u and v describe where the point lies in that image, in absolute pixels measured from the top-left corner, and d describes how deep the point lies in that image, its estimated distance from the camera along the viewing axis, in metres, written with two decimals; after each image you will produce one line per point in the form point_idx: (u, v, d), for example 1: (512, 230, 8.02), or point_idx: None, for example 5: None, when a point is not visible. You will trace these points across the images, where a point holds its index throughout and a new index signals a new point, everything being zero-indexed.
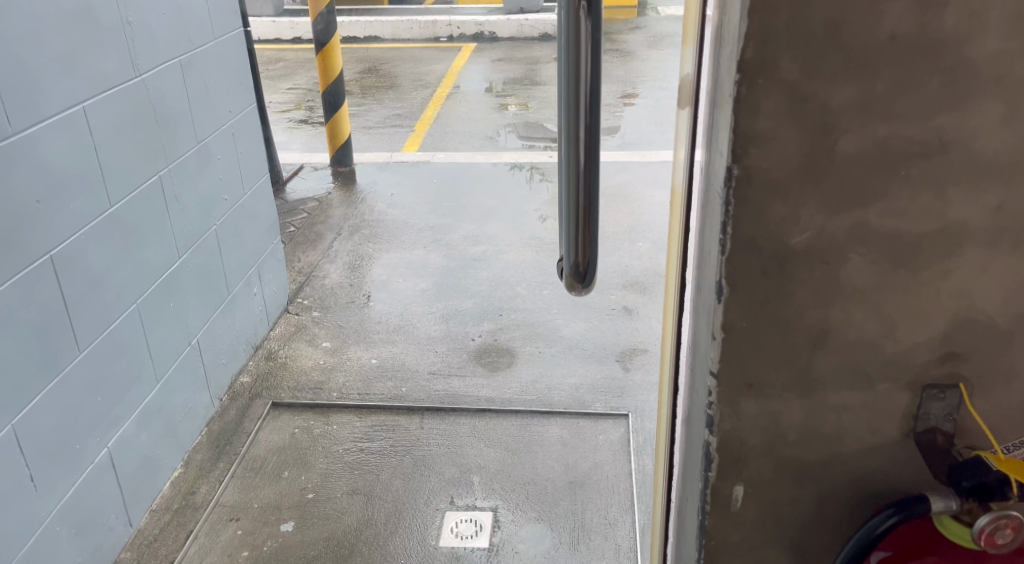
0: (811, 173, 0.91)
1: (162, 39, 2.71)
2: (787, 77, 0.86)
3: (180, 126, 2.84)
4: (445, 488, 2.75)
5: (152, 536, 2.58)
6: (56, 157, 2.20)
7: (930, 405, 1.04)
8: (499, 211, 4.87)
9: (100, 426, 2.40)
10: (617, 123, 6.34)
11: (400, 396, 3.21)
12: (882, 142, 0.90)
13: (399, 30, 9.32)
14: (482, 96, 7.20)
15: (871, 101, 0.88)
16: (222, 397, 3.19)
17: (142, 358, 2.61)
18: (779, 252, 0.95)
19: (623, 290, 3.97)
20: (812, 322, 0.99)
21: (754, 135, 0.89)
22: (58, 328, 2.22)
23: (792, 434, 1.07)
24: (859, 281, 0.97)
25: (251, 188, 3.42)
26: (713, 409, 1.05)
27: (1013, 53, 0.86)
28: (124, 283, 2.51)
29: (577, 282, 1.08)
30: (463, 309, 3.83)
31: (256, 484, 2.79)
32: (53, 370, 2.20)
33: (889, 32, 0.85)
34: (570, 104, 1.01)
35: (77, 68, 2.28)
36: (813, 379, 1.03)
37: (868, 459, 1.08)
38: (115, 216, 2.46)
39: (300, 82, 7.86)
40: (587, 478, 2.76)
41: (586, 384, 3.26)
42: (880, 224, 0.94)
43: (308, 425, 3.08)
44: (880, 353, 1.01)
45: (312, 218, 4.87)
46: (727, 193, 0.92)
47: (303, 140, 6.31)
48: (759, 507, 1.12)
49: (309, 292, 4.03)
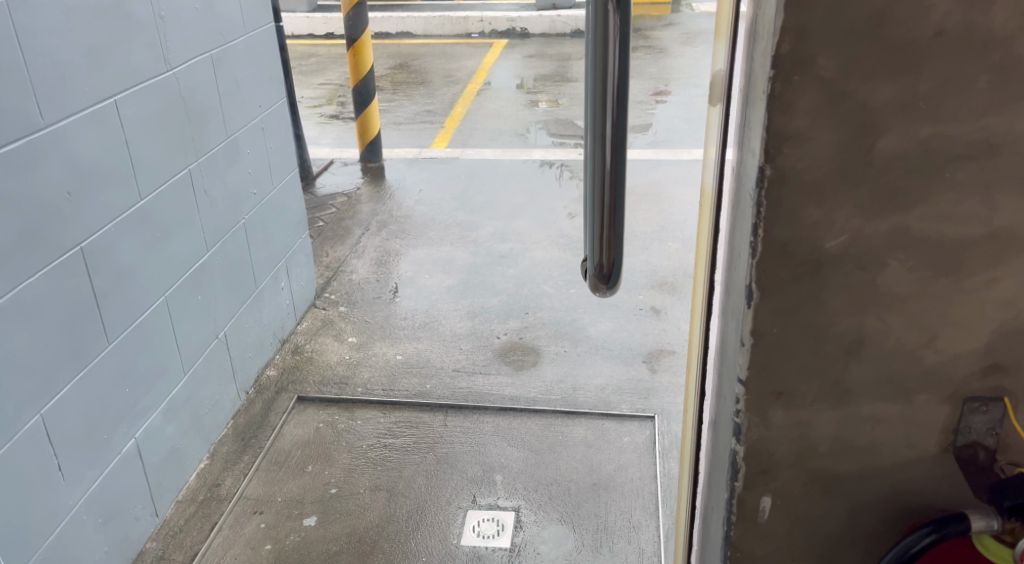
0: (848, 175, 0.87)
1: (194, 33, 2.72)
2: (824, 74, 0.83)
3: (210, 120, 2.85)
4: (468, 487, 2.73)
5: (177, 527, 2.60)
6: (88, 151, 2.21)
7: (972, 418, 1.00)
8: (527, 208, 4.85)
9: (127, 418, 2.42)
10: (648, 120, 6.28)
11: (424, 393, 3.20)
12: (925, 144, 0.86)
13: (431, 26, 9.32)
14: (513, 92, 7.17)
15: (914, 100, 0.84)
16: (248, 390, 3.21)
17: (169, 350, 2.62)
18: (812, 257, 0.91)
19: (652, 289, 3.93)
20: (846, 330, 0.96)
21: (788, 135, 0.85)
22: (87, 320, 2.23)
23: (823, 446, 1.03)
24: (897, 289, 0.93)
25: (280, 182, 3.43)
26: (741, 417, 1.01)
27: None
28: (152, 276, 2.52)
29: (602, 284, 1.06)
30: (489, 307, 3.81)
31: (280, 478, 2.80)
32: (81, 361, 2.22)
33: (935, 27, 0.81)
34: (596, 100, 0.98)
35: (109, 61, 2.29)
36: (846, 389, 0.99)
37: (903, 473, 1.04)
38: (144, 209, 2.47)
39: (331, 77, 7.89)
40: (611, 481, 2.73)
41: (612, 385, 3.22)
42: (921, 229, 0.90)
43: (332, 420, 3.08)
44: (919, 364, 0.97)
45: (341, 213, 4.88)
46: (759, 195, 0.89)
47: (333, 135, 6.33)
48: (787, 520, 1.09)
49: (337, 287, 4.03)
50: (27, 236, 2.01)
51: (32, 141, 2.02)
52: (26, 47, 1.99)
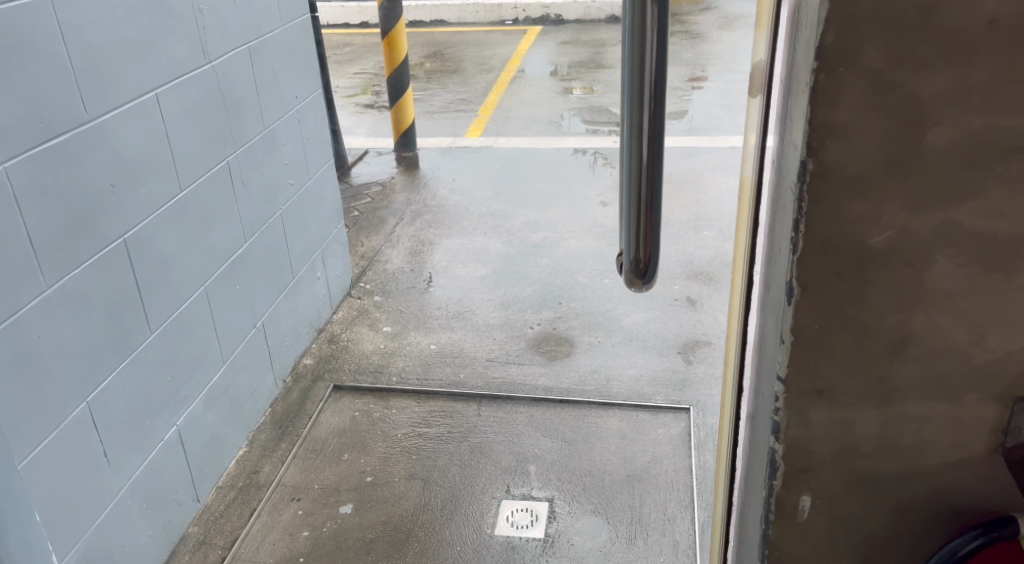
0: (895, 169, 0.85)
1: (232, 26, 2.74)
2: (871, 65, 0.81)
3: (248, 111, 2.87)
4: (502, 477, 2.74)
5: (217, 512, 2.64)
6: (131, 145, 2.24)
7: (1020, 418, 0.97)
8: (561, 197, 4.83)
9: (170, 405, 2.46)
10: (683, 107, 6.21)
11: (458, 382, 3.21)
12: (977, 136, 0.84)
13: (465, 14, 9.30)
14: (547, 80, 7.14)
15: (967, 90, 0.82)
16: (286, 379, 3.25)
17: (209, 339, 2.66)
18: (857, 253, 0.90)
19: (687, 279, 3.89)
20: (892, 327, 0.94)
21: (832, 128, 0.84)
22: (130, 309, 2.27)
23: (865, 445, 1.01)
24: (946, 286, 0.91)
25: (316, 172, 3.45)
26: (780, 415, 1.00)
27: None
28: (192, 266, 2.55)
29: (638, 278, 1.05)
30: (523, 297, 3.81)
31: (317, 465, 2.83)
32: (125, 349, 2.26)
33: (990, 15, 0.78)
34: (633, 92, 0.97)
35: (150, 54, 2.31)
36: (890, 387, 0.97)
37: (950, 474, 1.02)
38: (184, 201, 2.50)
39: (367, 66, 7.92)
40: (645, 473, 2.72)
41: (647, 376, 3.21)
42: (971, 224, 0.88)
43: (367, 408, 3.10)
44: (968, 362, 0.95)
45: (376, 202, 4.90)
46: (801, 189, 0.87)
47: (367, 125, 6.36)
48: (828, 519, 1.07)
49: (372, 276, 4.06)
50: (72, 227, 2.05)
51: (77, 135, 2.05)
52: (69, 41, 2.02)
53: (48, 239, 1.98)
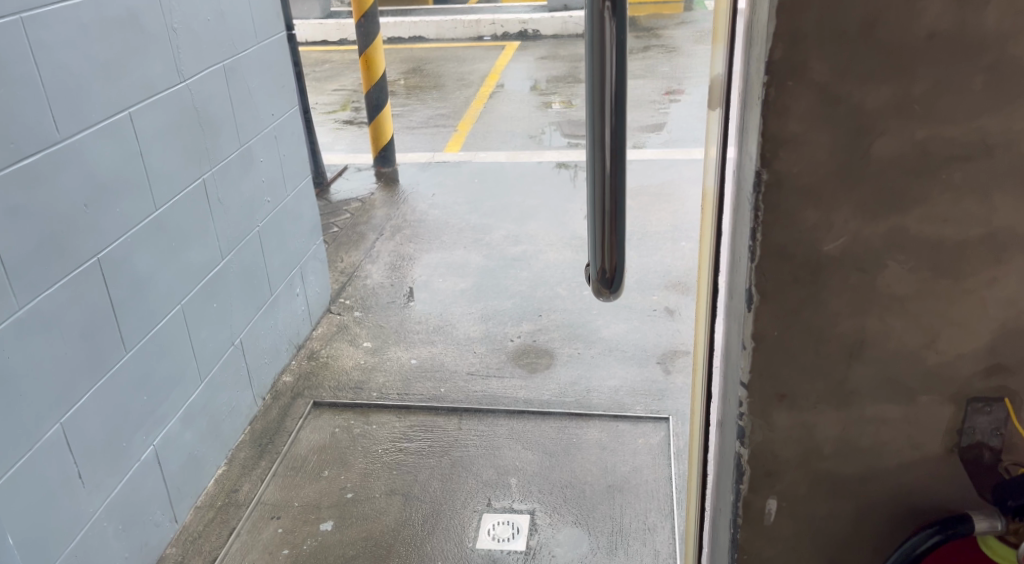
0: (844, 179, 0.88)
1: (207, 45, 2.75)
2: (818, 78, 0.83)
3: (223, 129, 2.88)
4: (483, 490, 2.74)
5: (196, 532, 2.62)
6: (108, 165, 2.26)
7: (975, 418, 1.00)
8: (540, 210, 4.85)
9: (146, 425, 2.44)
10: (661, 120, 6.26)
11: (439, 397, 3.21)
12: (921, 146, 0.87)
13: (443, 30, 9.35)
14: (527, 94, 7.18)
15: (909, 102, 0.85)
16: (265, 397, 3.23)
17: (187, 357, 2.65)
18: (811, 260, 0.92)
19: (665, 290, 3.92)
20: (847, 332, 0.96)
21: (783, 139, 0.86)
22: (105, 329, 2.26)
23: (827, 447, 1.04)
24: (897, 290, 0.93)
25: (294, 188, 3.46)
26: (745, 420, 1.02)
27: None
28: (169, 285, 2.54)
29: (605, 288, 1.06)
30: (502, 310, 3.82)
31: (297, 483, 2.82)
32: (100, 370, 2.24)
33: (928, 29, 0.81)
34: (595, 105, 0.98)
35: (124, 74, 2.32)
36: (849, 390, 1.00)
37: (907, 474, 1.05)
38: (159, 220, 2.50)
39: (345, 83, 7.93)
40: (626, 483, 2.73)
41: (626, 387, 3.22)
42: (919, 230, 0.90)
43: (348, 424, 3.09)
44: (922, 364, 0.97)
45: (355, 218, 4.91)
46: (757, 199, 0.89)
47: (347, 141, 6.37)
48: (794, 522, 1.09)
49: (351, 292, 4.06)
50: (47, 247, 2.05)
51: (48, 155, 2.04)
52: (41, 63, 2.02)
53: (21, 258, 1.97)
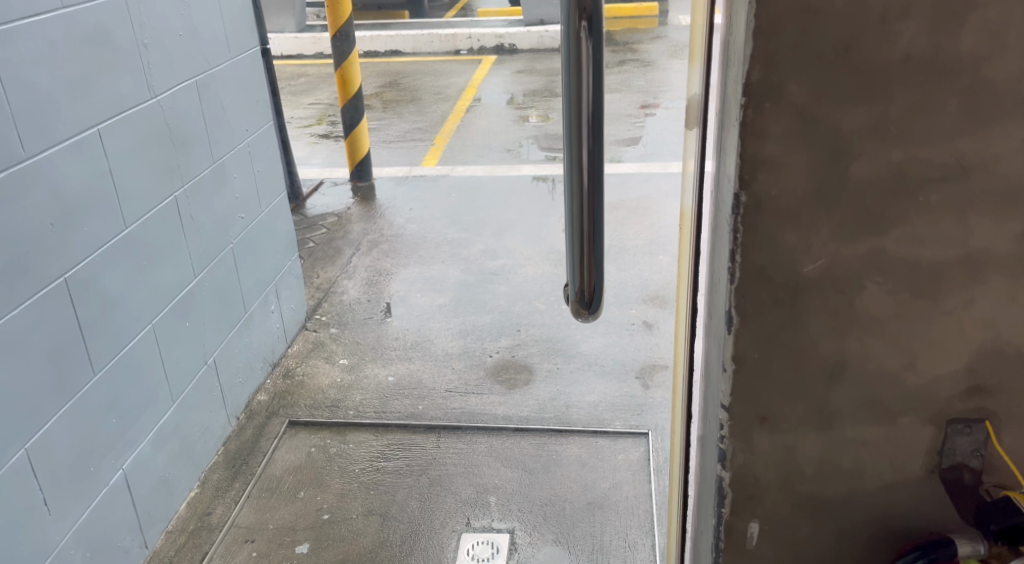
0: (823, 200, 0.87)
1: (178, 60, 2.71)
2: (796, 100, 0.82)
3: (196, 145, 2.84)
4: (461, 509, 2.71)
5: (168, 557, 2.57)
6: (75, 184, 2.21)
7: (956, 439, 0.99)
8: (518, 224, 4.83)
9: (114, 449, 2.39)
10: (637, 133, 6.28)
11: (417, 414, 3.18)
12: (898, 168, 0.86)
13: (419, 44, 9.35)
14: (504, 108, 7.18)
15: (885, 124, 0.84)
16: (239, 416, 3.18)
17: (158, 378, 2.60)
18: (791, 282, 0.91)
19: (643, 304, 3.92)
20: (827, 354, 0.95)
21: (761, 162, 0.85)
22: (73, 351, 2.21)
23: (808, 469, 1.02)
24: (877, 311, 0.92)
25: (269, 205, 3.42)
26: (726, 443, 1.01)
27: None
28: (139, 305, 2.50)
29: (584, 309, 1.05)
30: (480, 325, 3.80)
31: (272, 505, 2.77)
32: (67, 393, 2.19)
33: (903, 52, 0.81)
34: (572, 126, 0.97)
35: (94, 90, 2.28)
36: (830, 412, 0.99)
37: (889, 496, 1.04)
38: (129, 238, 2.45)
39: (322, 97, 7.89)
40: (606, 500, 2.71)
41: (605, 402, 3.20)
42: (897, 251, 0.89)
43: (324, 444, 3.05)
44: (901, 386, 0.97)
45: (331, 234, 4.87)
46: (735, 221, 0.88)
47: (323, 155, 6.33)
48: (776, 545, 1.08)
49: (328, 308, 4.02)
50: (12, 268, 2.00)
51: (14, 174, 2.00)
52: (8, 80, 1.98)
53: None
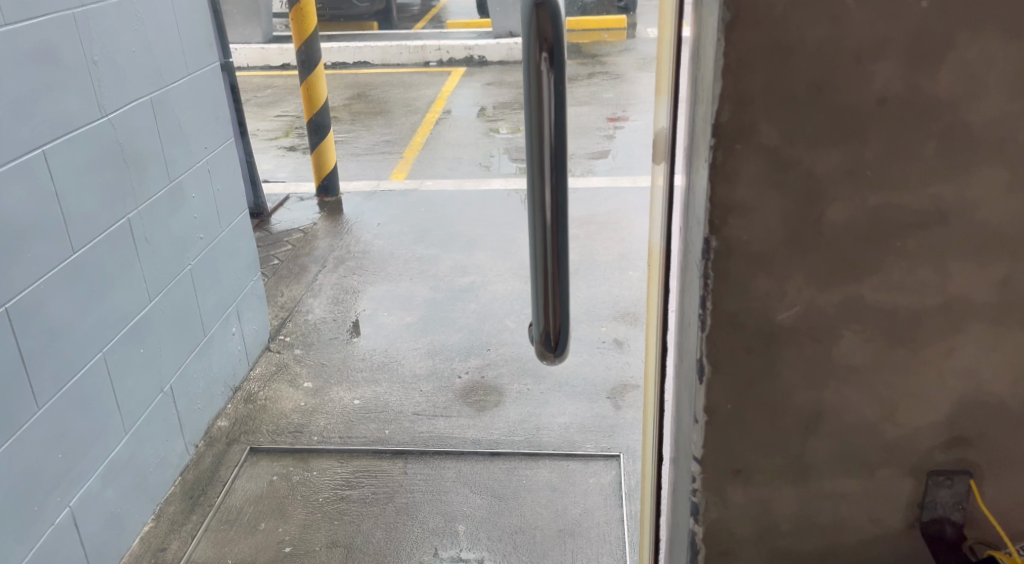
0: (796, 246, 0.86)
1: (132, 77, 2.62)
2: (767, 142, 0.82)
3: (150, 165, 2.74)
4: (428, 539, 2.63)
5: None
6: (19, 209, 2.11)
7: (937, 492, 0.97)
8: (487, 239, 4.77)
9: (61, 486, 2.28)
10: (607, 147, 6.25)
11: (384, 439, 3.10)
12: (874, 213, 0.85)
13: (388, 55, 9.26)
14: (473, 121, 7.12)
15: (860, 167, 0.83)
16: (198, 443, 3.08)
17: (109, 409, 2.49)
18: (764, 331, 0.90)
19: (614, 321, 3.86)
20: (803, 406, 0.93)
21: (732, 205, 0.84)
22: (16, 385, 2.11)
23: (785, 524, 1.00)
24: (855, 361, 0.91)
25: (230, 224, 3.32)
26: (698, 496, 0.98)
27: (1012, 116, 0.81)
28: (88, 332, 2.39)
29: (548, 351, 1.00)
30: (449, 344, 3.72)
31: (230, 538, 2.67)
32: (9, 430, 2.08)
33: (878, 93, 0.80)
34: (533, 164, 0.92)
35: (40, 110, 2.19)
36: (806, 466, 0.97)
37: (867, 547, 1.02)
38: (77, 264, 2.35)
39: (289, 109, 7.78)
40: (577, 527, 2.64)
41: (576, 423, 3.14)
42: (874, 297, 0.88)
43: (287, 471, 2.96)
44: (880, 438, 0.95)
45: (296, 250, 4.77)
46: (706, 267, 0.87)
47: (289, 168, 6.22)
48: None
49: (292, 328, 3.92)
50: None
51: None
52: None
53: None
